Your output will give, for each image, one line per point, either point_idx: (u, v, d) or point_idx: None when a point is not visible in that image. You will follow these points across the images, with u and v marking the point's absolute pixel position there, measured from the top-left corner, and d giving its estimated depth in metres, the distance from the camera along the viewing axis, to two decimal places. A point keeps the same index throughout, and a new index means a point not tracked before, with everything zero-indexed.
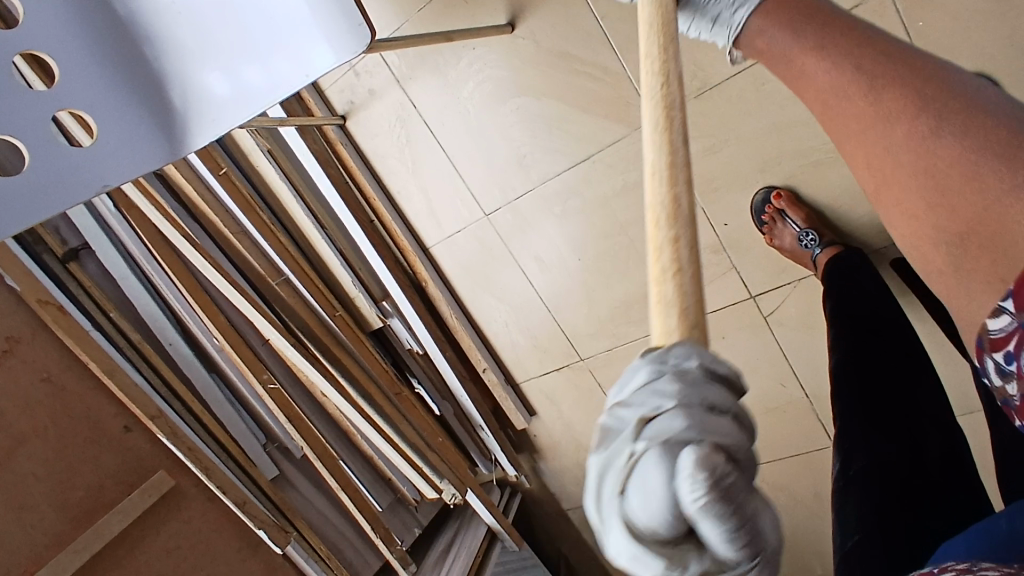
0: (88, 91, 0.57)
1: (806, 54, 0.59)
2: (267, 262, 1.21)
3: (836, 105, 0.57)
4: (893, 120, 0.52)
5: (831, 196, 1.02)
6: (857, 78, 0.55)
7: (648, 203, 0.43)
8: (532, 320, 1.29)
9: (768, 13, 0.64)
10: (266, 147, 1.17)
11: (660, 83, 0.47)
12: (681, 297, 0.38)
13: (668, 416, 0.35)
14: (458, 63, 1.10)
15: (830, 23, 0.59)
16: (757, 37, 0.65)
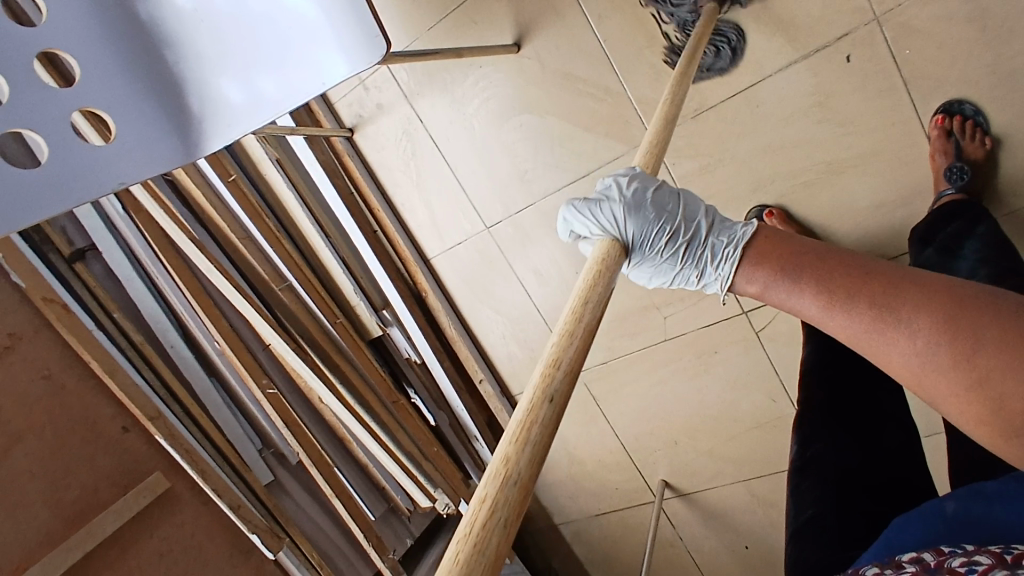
0: (106, 90, 0.55)
1: (818, 313, 0.50)
2: (271, 268, 1.23)
3: (867, 354, 0.47)
4: (925, 351, 0.42)
5: (822, 215, 1.06)
6: (870, 324, 0.46)
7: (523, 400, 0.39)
8: (530, 333, 1.30)
9: (755, 257, 0.57)
10: (275, 156, 1.20)
11: (586, 279, 0.49)
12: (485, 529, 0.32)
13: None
14: (465, 80, 1.14)
15: (824, 265, 0.51)
16: (750, 281, 0.58)
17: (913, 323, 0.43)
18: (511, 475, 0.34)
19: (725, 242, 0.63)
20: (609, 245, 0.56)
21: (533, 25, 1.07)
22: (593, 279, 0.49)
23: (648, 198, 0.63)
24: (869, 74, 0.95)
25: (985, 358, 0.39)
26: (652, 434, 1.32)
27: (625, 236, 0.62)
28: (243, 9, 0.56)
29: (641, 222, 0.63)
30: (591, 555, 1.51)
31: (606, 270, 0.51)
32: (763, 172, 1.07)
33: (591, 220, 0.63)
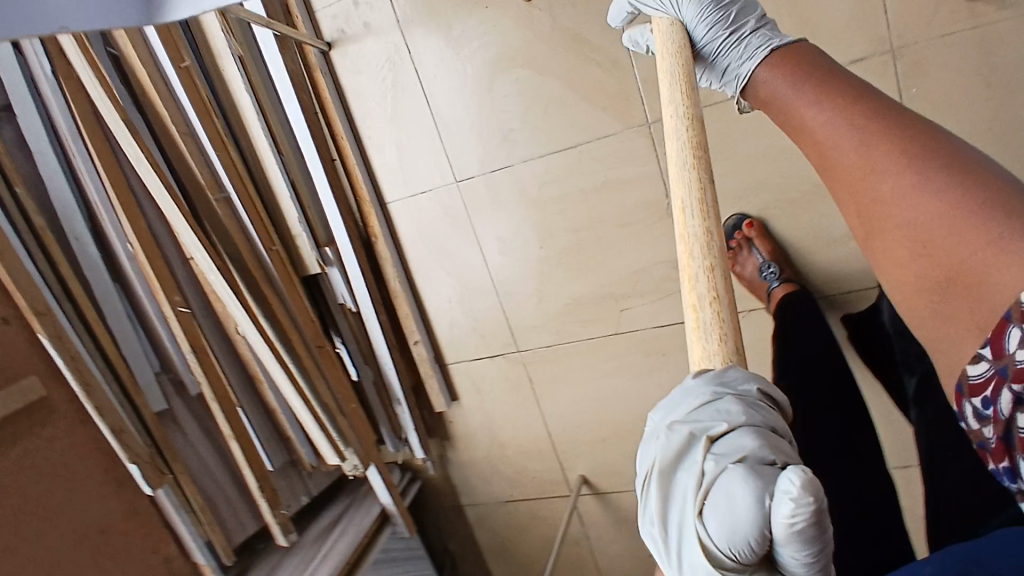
0: None
1: (804, 120, 0.53)
2: (209, 174, 1.09)
3: (830, 164, 0.51)
4: (880, 172, 0.47)
5: (799, 236, 1.03)
6: (848, 138, 0.49)
7: (681, 237, 0.47)
8: (478, 302, 1.24)
9: (772, 65, 0.59)
10: (238, 53, 1.08)
11: (688, 150, 0.49)
12: (718, 323, 0.43)
13: (737, 431, 0.39)
14: (467, 18, 1.06)
15: (829, 81, 0.53)
16: (760, 87, 0.60)
17: (884, 153, 0.47)
18: (718, 295, 0.44)
19: (765, 43, 0.61)
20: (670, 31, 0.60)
21: None
22: (684, 69, 0.55)
23: None
24: None
25: (928, 195, 0.43)
26: (580, 429, 1.29)
27: (679, 11, 0.64)
28: None
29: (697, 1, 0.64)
30: (492, 541, 1.46)
31: (700, 144, 0.50)
32: (753, 181, 1.02)
33: None
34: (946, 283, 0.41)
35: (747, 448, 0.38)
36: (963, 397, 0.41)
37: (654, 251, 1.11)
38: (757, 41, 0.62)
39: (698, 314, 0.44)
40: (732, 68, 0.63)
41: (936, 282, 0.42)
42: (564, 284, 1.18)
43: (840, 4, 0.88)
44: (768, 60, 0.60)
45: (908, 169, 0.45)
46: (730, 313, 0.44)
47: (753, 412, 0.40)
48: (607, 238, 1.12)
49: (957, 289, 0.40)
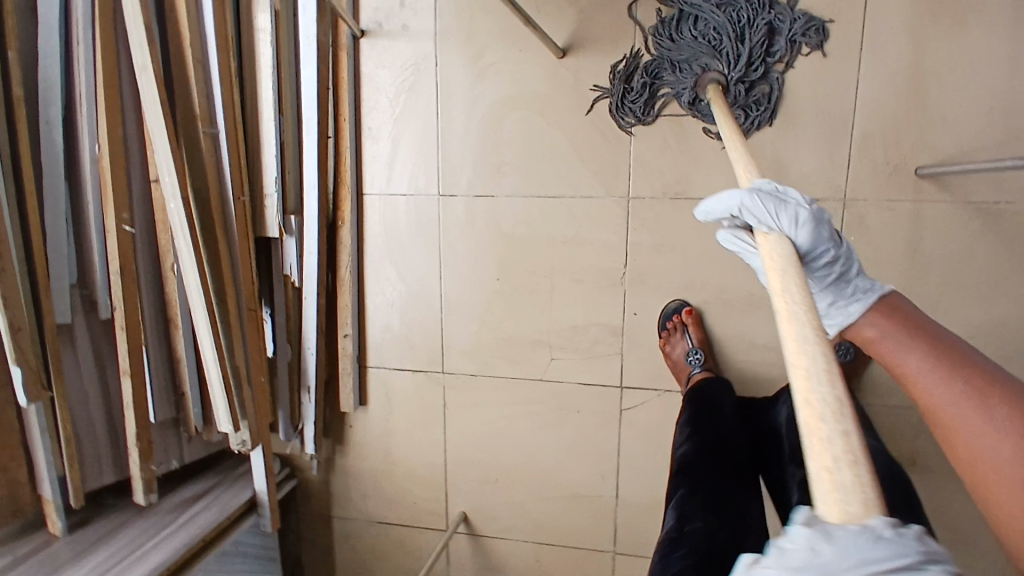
0: None
1: (920, 366, 0.62)
2: (205, 105, 1.06)
3: (936, 413, 0.60)
4: (995, 433, 0.55)
5: (725, 333, 1.15)
6: (965, 396, 0.58)
7: (801, 398, 0.50)
8: (420, 314, 1.27)
9: (881, 313, 0.69)
10: (276, 7, 1.10)
11: (807, 309, 0.54)
12: (857, 485, 0.44)
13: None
14: (500, 55, 1.14)
15: (924, 331, 0.65)
16: (868, 331, 0.70)
17: (1001, 417, 0.56)
18: (852, 459, 0.45)
19: (869, 291, 0.72)
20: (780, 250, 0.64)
21: (585, 44, 1.11)
22: (799, 272, 0.59)
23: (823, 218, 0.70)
24: None
25: None
26: (475, 464, 1.30)
27: (791, 235, 0.68)
28: None
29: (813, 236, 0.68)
30: (348, 560, 1.41)
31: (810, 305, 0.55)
32: (702, 275, 1.13)
33: (766, 212, 0.68)
34: None
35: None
36: None
37: (597, 312, 1.19)
38: (861, 286, 0.73)
39: (834, 472, 0.44)
40: (839, 305, 0.73)
41: None
42: (505, 320, 1.23)
43: (811, 151, 1.05)
44: (875, 311, 0.70)
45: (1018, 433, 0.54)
46: (867, 476, 0.45)
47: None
48: (559, 289, 1.20)
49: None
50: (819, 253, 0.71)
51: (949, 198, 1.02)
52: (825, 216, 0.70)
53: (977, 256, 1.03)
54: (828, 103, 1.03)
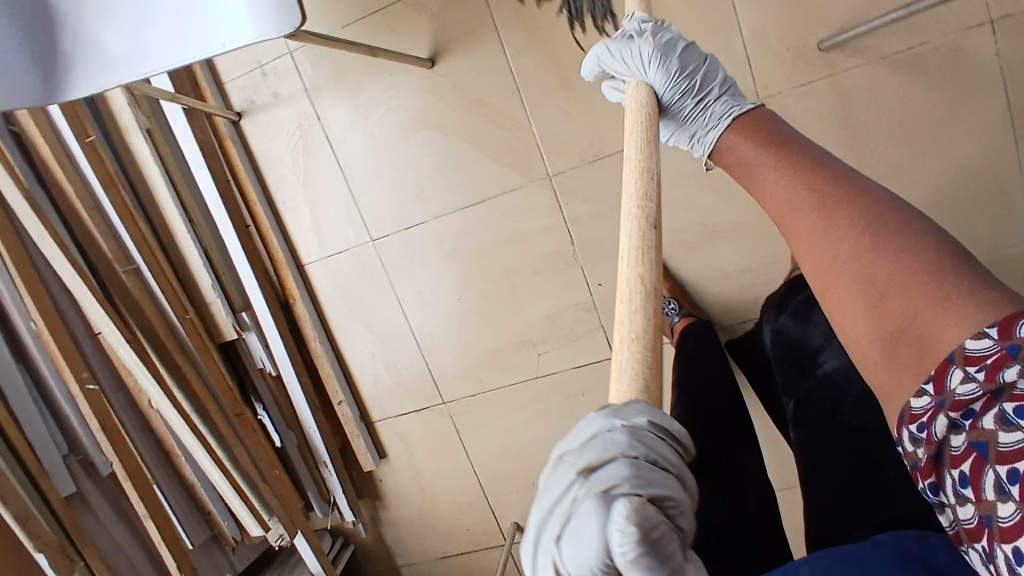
0: (92, 39, 0.79)
1: (769, 173, 0.58)
2: (116, 245, 1.07)
3: (781, 215, 0.57)
4: (831, 231, 0.53)
5: (694, 272, 1.10)
6: (808, 196, 0.55)
7: (619, 280, 0.45)
8: (401, 356, 1.26)
9: (740, 130, 0.64)
10: (145, 126, 1.09)
11: (638, 177, 0.50)
12: (639, 365, 0.40)
13: (584, 535, 0.31)
14: (374, 85, 1.11)
15: (778, 137, 0.60)
16: (727, 152, 0.65)
17: (838, 212, 0.53)
18: (644, 338, 0.41)
19: (727, 112, 0.66)
20: (635, 95, 0.61)
21: (448, 46, 1.07)
22: (646, 130, 0.55)
23: (676, 49, 0.64)
24: None
25: (885, 255, 0.49)
26: (508, 476, 1.29)
27: (644, 77, 0.64)
28: (132, 43, 0.79)
29: (664, 69, 0.64)
30: None
31: (648, 171, 0.50)
32: None
33: (621, 58, 0.64)
34: (895, 333, 0.47)
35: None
36: (944, 411, 0.40)
37: (564, 296, 1.16)
38: (721, 108, 0.66)
39: (624, 349, 0.42)
40: (699, 135, 0.67)
41: (890, 344, 0.47)
42: (481, 333, 1.21)
43: None
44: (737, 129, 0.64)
45: (856, 225, 0.51)
46: (654, 352, 0.41)
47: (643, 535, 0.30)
48: (519, 286, 1.17)
49: (900, 343, 0.46)
50: (673, 88, 0.65)
51: (865, 59, 0.94)
52: (681, 42, 0.64)
53: (919, 104, 0.94)
54: (704, 13, 0.98)
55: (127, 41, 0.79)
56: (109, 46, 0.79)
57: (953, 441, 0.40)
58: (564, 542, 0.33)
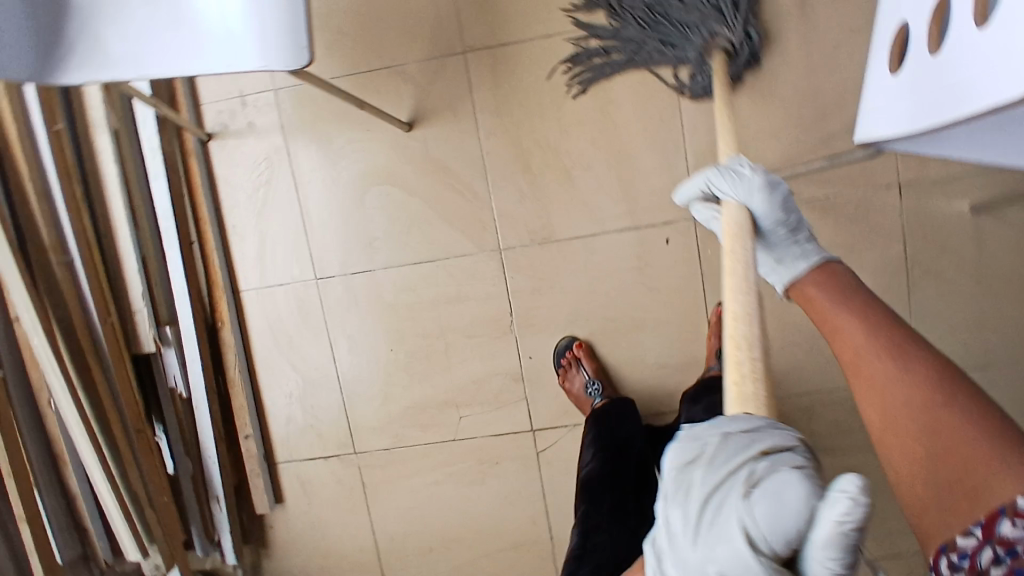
0: (102, 39, 0.85)
1: (847, 320, 0.65)
2: (56, 236, 1.06)
3: (852, 358, 0.64)
4: (902, 382, 0.59)
5: (619, 359, 1.18)
6: (884, 347, 0.62)
7: (729, 333, 0.61)
8: (320, 398, 1.25)
9: (819, 276, 0.72)
10: (114, 126, 1.10)
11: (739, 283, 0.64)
12: (756, 394, 0.57)
13: (790, 491, 0.42)
14: (349, 135, 1.17)
15: (856, 291, 0.68)
16: (806, 290, 0.73)
17: (911, 367, 0.59)
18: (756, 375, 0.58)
19: (814, 248, 0.75)
20: (732, 215, 0.74)
21: (427, 114, 1.15)
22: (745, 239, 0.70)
23: (781, 187, 0.75)
24: (680, 259, 1.14)
25: (952, 413, 0.55)
26: (408, 537, 1.28)
27: (750, 204, 0.75)
28: (139, 50, 0.85)
29: (768, 202, 0.74)
30: None
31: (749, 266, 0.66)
32: (584, 308, 1.17)
33: (730, 183, 0.75)
34: (954, 486, 0.52)
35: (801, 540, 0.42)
36: (988, 543, 0.48)
37: (494, 363, 1.21)
38: (809, 245, 0.75)
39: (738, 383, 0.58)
40: (788, 261, 0.75)
41: (946, 492, 0.53)
42: (406, 387, 1.23)
43: (655, 178, 1.12)
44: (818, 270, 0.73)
45: (928, 382, 0.58)
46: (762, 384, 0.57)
47: (851, 528, 0.40)
48: (453, 347, 1.21)
49: (959, 494, 0.52)
50: (774, 221, 0.75)
51: None
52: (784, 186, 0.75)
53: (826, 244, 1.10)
54: (660, 133, 1.11)
55: (136, 47, 0.85)
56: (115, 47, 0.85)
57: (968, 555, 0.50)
58: (760, 498, 0.43)
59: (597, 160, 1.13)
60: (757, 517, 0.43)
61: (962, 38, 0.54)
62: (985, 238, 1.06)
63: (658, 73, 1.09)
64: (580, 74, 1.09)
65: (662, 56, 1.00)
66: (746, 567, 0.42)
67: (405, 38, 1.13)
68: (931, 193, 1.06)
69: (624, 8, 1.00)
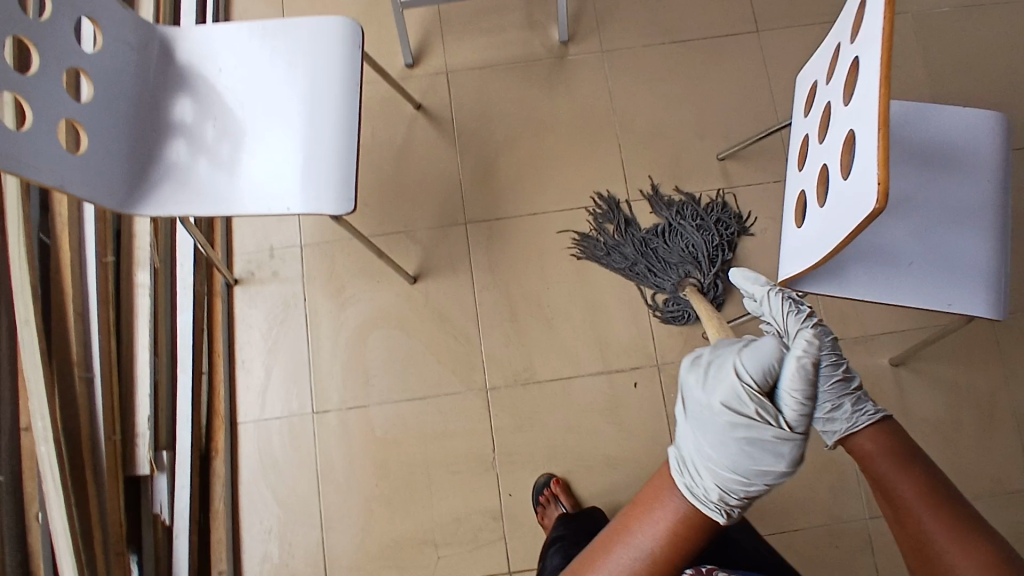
0: (182, 188, 1.05)
1: (912, 494, 0.72)
2: (83, 353, 1.14)
3: (917, 531, 0.70)
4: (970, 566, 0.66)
5: (593, 498, 1.25)
6: (946, 529, 0.69)
7: None
8: (298, 533, 1.26)
9: (878, 432, 0.78)
10: (155, 265, 1.26)
11: None
12: None
13: (764, 348, 0.69)
14: (360, 286, 1.36)
15: (917, 460, 0.74)
16: (859, 444, 0.79)
17: (975, 551, 0.67)
18: None
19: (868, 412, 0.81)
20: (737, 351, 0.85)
21: (431, 271, 1.35)
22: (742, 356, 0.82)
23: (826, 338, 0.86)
24: (647, 402, 1.28)
25: None
26: None
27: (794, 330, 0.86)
28: (208, 197, 1.05)
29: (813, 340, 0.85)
30: None
31: None
32: (560, 447, 1.27)
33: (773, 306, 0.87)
34: None
35: (776, 374, 0.69)
36: None
37: (475, 499, 1.26)
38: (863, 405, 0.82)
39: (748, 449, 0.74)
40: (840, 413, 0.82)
41: None
42: (387, 523, 1.26)
43: (623, 330, 1.31)
44: (877, 426, 0.79)
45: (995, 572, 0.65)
46: None
47: (808, 364, 0.67)
48: (437, 483, 1.27)
49: None
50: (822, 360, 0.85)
51: None
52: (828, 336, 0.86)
53: None
54: (625, 294, 1.33)
55: (206, 195, 1.05)
56: (192, 194, 1.05)
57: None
58: (747, 351, 0.70)
59: (573, 314, 1.32)
60: (744, 361, 0.70)
61: (833, 189, 0.77)
62: (905, 386, 1.24)
63: (641, 289, 1.32)
64: (581, 246, 1.35)
65: (647, 276, 1.31)
66: (735, 389, 0.70)
67: (418, 211, 1.38)
68: (855, 350, 1.26)
69: (628, 231, 1.34)
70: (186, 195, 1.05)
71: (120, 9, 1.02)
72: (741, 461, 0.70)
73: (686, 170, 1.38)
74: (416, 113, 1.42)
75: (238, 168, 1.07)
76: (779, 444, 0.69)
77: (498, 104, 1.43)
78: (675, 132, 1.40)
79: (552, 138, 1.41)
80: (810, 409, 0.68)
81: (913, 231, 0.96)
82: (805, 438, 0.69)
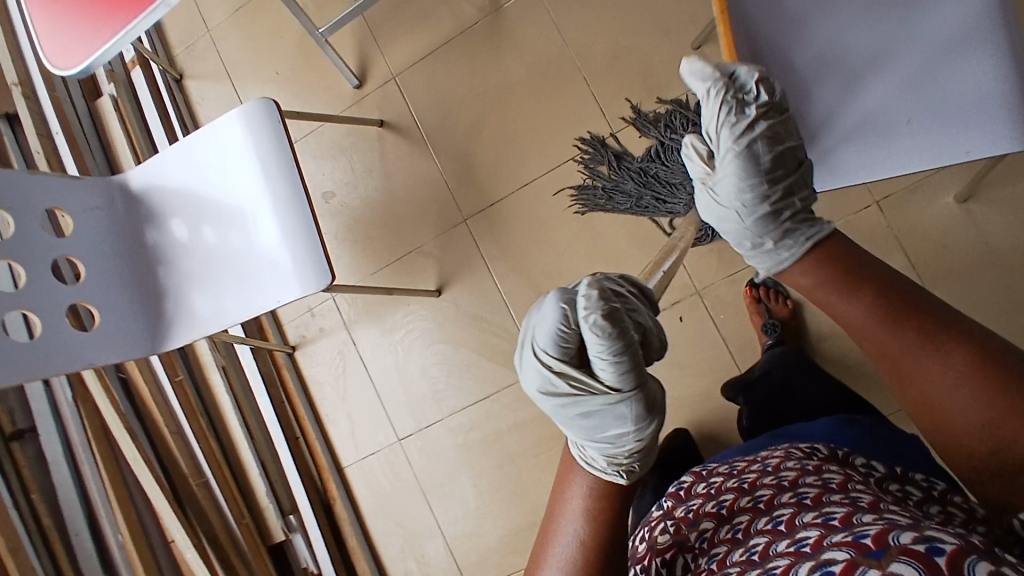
0: (192, 309, 1.13)
1: (864, 316, 0.62)
2: (192, 462, 1.31)
3: (879, 352, 0.61)
4: (938, 373, 0.57)
5: None
6: (911, 342, 0.59)
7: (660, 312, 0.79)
8: (426, 546, 1.38)
9: (820, 259, 0.67)
10: (222, 364, 1.39)
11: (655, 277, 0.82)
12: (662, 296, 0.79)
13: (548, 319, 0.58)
14: (396, 314, 1.41)
15: (863, 277, 0.64)
16: (804, 278, 0.69)
17: (946, 353, 0.57)
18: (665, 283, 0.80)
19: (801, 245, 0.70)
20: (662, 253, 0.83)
21: (452, 279, 1.37)
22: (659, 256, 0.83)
23: (765, 154, 0.70)
24: (699, 331, 1.23)
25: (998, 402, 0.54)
26: None
27: (728, 141, 0.70)
28: (216, 310, 1.12)
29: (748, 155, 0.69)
30: None
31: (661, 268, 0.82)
32: None
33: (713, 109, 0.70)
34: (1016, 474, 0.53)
35: (572, 340, 0.59)
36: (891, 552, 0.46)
37: None
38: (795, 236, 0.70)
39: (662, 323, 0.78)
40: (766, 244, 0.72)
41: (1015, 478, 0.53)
42: (497, 518, 1.34)
43: None
44: (814, 255, 0.68)
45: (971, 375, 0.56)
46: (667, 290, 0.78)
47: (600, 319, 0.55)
48: (527, 468, 1.33)
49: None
50: (754, 181, 0.70)
51: None
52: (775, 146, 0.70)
53: None
54: (641, 231, 1.26)
55: (212, 308, 1.12)
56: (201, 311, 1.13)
57: (799, 533, 0.53)
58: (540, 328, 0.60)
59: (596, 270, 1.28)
60: (540, 340, 0.60)
61: None
62: (980, 221, 1.08)
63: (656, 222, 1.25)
64: (580, 200, 1.25)
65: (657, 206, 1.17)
66: (543, 374, 0.60)
67: (419, 226, 1.39)
68: (907, 202, 1.11)
69: (622, 165, 1.19)
70: (198, 314, 1.13)
71: (71, 182, 1.08)
72: (593, 432, 0.60)
73: (663, 77, 1.26)
74: (382, 131, 1.41)
75: (228, 271, 1.13)
76: (613, 406, 0.59)
77: (453, 88, 1.37)
78: (638, 39, 1.27)
79: (516, 100, 1.33)
80: (625, 365, 0.57)
81: (903, 76, 0.83)
82: (637, 391, 0.59)
